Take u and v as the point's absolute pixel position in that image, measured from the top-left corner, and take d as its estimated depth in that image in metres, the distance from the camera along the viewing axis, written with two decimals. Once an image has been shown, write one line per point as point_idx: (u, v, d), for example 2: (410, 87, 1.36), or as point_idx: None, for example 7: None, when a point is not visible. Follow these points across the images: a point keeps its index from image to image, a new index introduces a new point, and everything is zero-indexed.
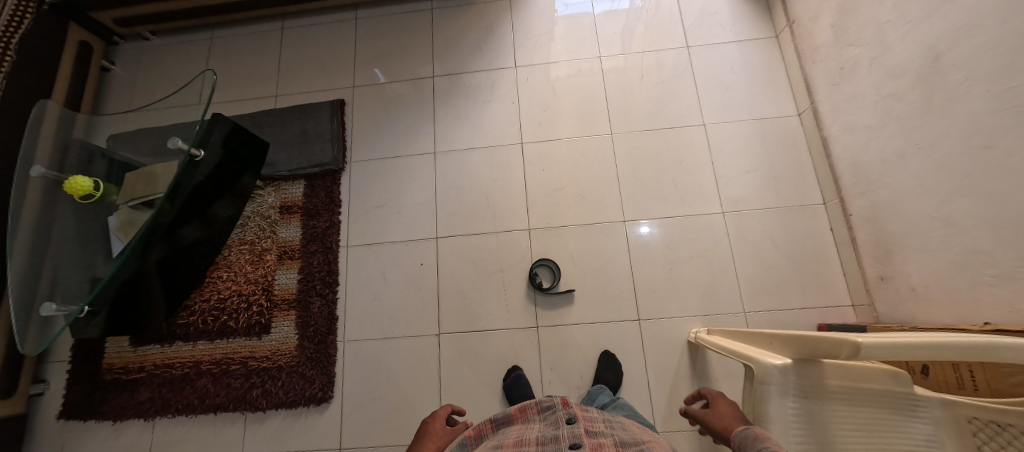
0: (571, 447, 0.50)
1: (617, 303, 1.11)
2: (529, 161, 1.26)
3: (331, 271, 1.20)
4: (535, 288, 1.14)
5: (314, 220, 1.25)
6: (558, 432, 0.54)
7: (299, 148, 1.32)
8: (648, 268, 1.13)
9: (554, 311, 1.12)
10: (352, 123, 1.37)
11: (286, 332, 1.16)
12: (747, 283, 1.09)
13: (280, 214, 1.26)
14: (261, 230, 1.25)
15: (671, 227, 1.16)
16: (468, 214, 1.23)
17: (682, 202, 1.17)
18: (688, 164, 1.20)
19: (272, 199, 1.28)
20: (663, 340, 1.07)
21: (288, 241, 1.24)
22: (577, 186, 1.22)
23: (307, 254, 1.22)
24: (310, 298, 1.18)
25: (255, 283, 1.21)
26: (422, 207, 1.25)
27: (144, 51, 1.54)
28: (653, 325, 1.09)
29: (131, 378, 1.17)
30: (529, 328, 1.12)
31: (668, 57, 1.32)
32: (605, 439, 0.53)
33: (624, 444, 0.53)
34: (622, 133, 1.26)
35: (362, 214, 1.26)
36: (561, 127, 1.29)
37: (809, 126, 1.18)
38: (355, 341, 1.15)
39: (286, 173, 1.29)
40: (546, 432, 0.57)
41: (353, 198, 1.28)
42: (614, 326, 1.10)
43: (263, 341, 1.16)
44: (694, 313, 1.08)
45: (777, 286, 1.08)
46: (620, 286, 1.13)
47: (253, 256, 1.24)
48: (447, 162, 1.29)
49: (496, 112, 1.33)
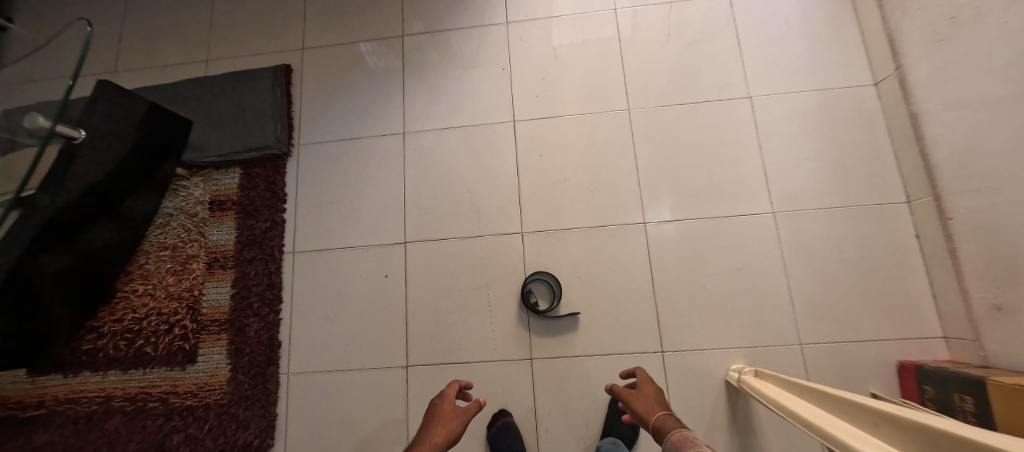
0: None
1: (633, 330, 0.87)
2: (523, 145, 0.99)
3: (272, 285, 0.95)
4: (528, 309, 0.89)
5: (251, 220, 0.99)
6: None
7: (233, 127, 1.04)
8: (675, 285, 0.88)
9: (553, 339, 0.88)
10: (302, 96, 1.09)
11: (217, 362, 0.92)
12: (805, 306, 0.84)
13: (210, 212, 1.00)
14: (186, 232, 1.00)
15: (705, 231, 0.89)
16: (445, 212, 0.97)
17: (719, 199, 0.91)
18: (728, 149, 0.93)
19: (200, 193, 1.02)
20: (692, 380, 0.83)
21: (219, 246, 0.98)
22: (584, 178, 0.95)
23: (243, 264, 0.97)
24: (245, 318, 0.94)
25: (178, 299, 0.96)
26: (388, 203, 0.99)
27: (49, 5, 1.24)
28: (680, 360, 0.84)
29: (26, 417, 0.94)
30: (521, 361, 0.88)
31: (704, 10, 1.03)
32: None
33: None
34: (643, 109, 0.98)
35: (312, 212, 1.00)
36: (565, 101, 1.01)
37: (890, 99, 0.89)
38: (301, 374, 0.91)
39: (216, 159, 1.02)
40: None
41: (301, 191, 1.02)
42: (629, 360, 0.85)
43: (187, 372, 0.93)
44: (734, 345, 0.84)
45: (845, 311, 0.83)
46: (638, 308, 0.87)
47: (175, 264, 0.98)
48: (419, 146, 1.02)
49: (482, 82, 1.05)
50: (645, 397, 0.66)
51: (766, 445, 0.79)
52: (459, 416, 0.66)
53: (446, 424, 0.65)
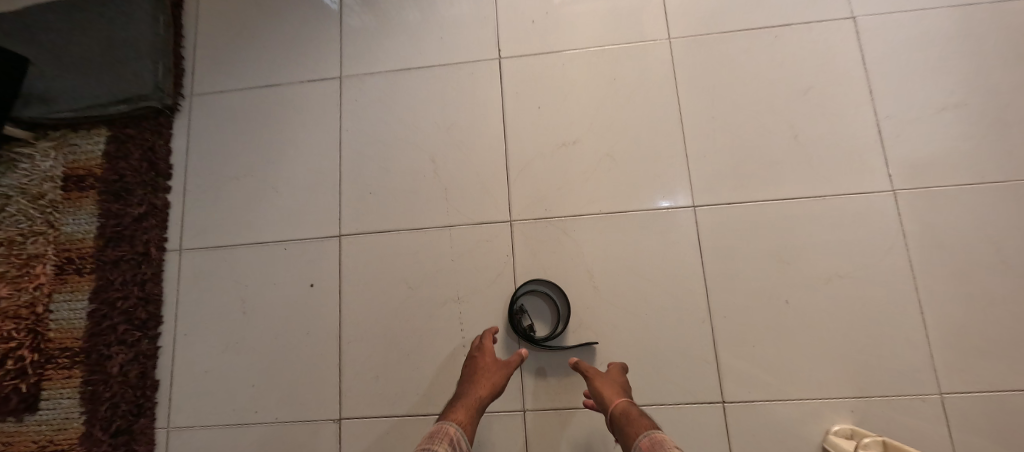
0: None
1: (678, 368, 0.57)
2: (513, 93, 0.68)
3: (148, 298, 0.66)
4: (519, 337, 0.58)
5: (120, 202, 0.68)
6: None
7: (96, 70, 0.72)
8: (742, 300, 0.58)
9: (558, 381, 0.58)
10: (201, 28, 0.77)
11: (65, 410, 0.63)
12: (945, 335, 0.54)
13: (63, 193, 0.69)
14: (26, 221, 0.69)
15: (787, 217, 0.59)
16: (398, 191, 0.67)
17: (807, 170, 0.60)
18: (819, 96, 0.62)
19: (49, 164, 0.71)
20: (773, 448, 0.54)
21: (74, 241, 0.68)
22: (603, 139, 0.65)
23: (105, 267, 0.66)
24: (107, 348, 0.64)
25: (12, 318, 0.66)
26: (316, 178, 0.68)
27: None
28: (753, 416, 0.55)
29: None
30: (510, 413, 0.58)
31: None
32: None
33: None
34: (688, 38, 0.66)
35: (208, 192, 0.70)
36: (573, 29, 0.69)
37: None
38: (188, 429, 0.62)
39: (70, 115, 0.71)
40: None
41: (195, 162, 0.71)
42: (672, 416, 0.56)
43: (24, 425, 0.63)
44: (836, 393, 0.54)
45: (1011, 344, 0.53)
46: (686, 335, 0.57)
47: (11, 268, 0.67)
48: (361, 96, 0.70)
49: (454, 3, 0.73)
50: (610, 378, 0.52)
51: None
52: (501, 369, 0.53)
53: (489, 377, 0.52)
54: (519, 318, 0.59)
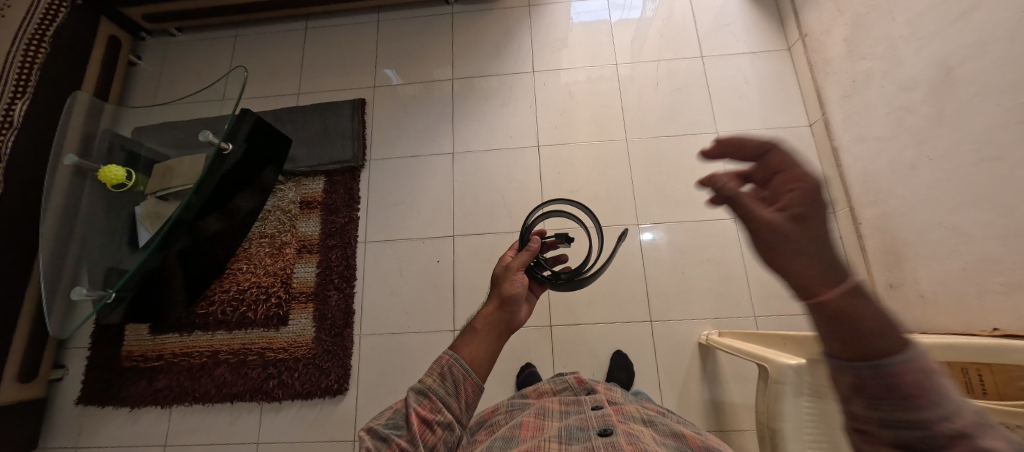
0: (600, 436, 0.44)
1: (629, 304, 1.13)
2: (545, 163, 1.29)
3: (349, 266, 1.23)
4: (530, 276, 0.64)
5: (333, 215, 1.28)
6: (583, 420, 0.49)
7: (320, 144, 1.34)
8: (661, 270, 1.15)
9: (568, 311, 1.14)
10: (372, 122, 1.40)
11: (304, 324, 1.18)
12: (758, 288, 1.12)
13: (300, 209, 1.29)
14: (281, 224, 1.28)
15: (683, 231, 1.18)
16: (485, 213, 1.26)
17: (693, 207, 1.20)
18: (701, 170, 1.23)
19: (293, 194, 1.31)
20: (674, 341, 1.09)
21: (307, 235, 1.27)
22: (593, 188, 1.25)
23: (326, 249, 1.25)
24: (329, 290, 1.21)
25: (274, 275, 1.23)
26: (439, 206, 1.29)
27: (170, 47, 1.58)
28: (664, 326, 1.10)
29: (149, 366, 1.19)
30: (543, 327, 1.13)
31: (682, 66, 1.36)
32: (636, 426, 0.48)
33: (659, 434, 0.47)
34: (635, 139, 1.29)
35: (379, 211, 1.30)
36: (578, 131, 1.32)
37: (820, 136, 1.21)
38: (371, 335, 1.18)
39: (306, 169, 1.32)
40: (569, 424, 0.49)
41: (373, 195, 1.31)
42: (625, 327, 1.11)
43: (280, 332, 1.18)
44: (705, 316, 1.10)
45: (789, 292, 1.10)
46: (634, 287, 1.14)
47: (272, 249, 1.26)
48: (464, 163, 1.32)
49: (514, 114, 1.36)
50: (780, 194, 0.31)
51: (728, 391, 1.04)
52: (509, 280, 0.57)
53: (497, 292, 0.57)
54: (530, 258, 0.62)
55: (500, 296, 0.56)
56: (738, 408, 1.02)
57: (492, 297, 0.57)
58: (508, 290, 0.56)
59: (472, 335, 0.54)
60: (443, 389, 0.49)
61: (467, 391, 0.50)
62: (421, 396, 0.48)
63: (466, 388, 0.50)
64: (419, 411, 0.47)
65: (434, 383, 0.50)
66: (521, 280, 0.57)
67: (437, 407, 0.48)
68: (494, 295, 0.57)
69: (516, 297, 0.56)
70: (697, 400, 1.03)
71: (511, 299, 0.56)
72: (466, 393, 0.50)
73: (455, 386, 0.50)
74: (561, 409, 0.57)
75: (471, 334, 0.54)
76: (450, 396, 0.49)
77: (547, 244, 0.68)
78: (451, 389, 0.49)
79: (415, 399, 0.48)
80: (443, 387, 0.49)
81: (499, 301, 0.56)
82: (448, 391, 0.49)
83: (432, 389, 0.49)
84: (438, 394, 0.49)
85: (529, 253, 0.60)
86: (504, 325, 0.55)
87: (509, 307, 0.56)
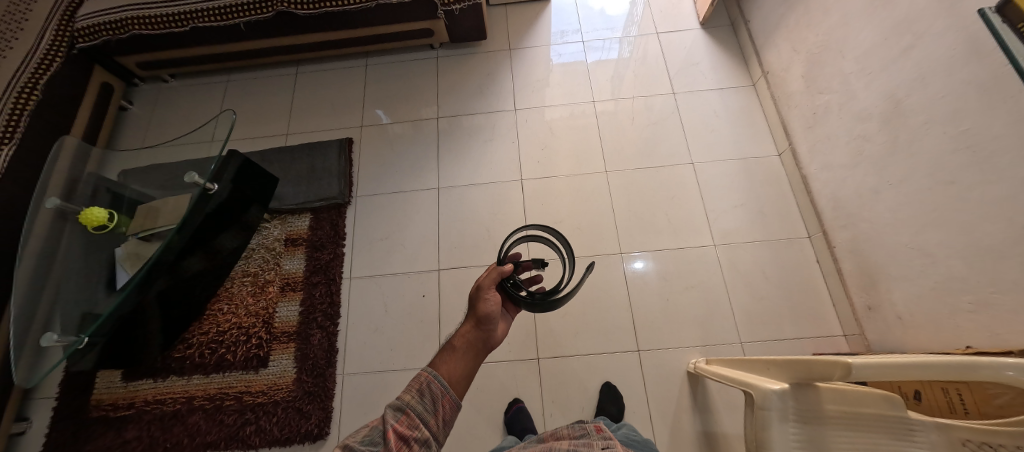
0: None
1: (616, 334, 1.13)
2: (528, 196, 1.32)
3: (332, 303, 1.22)
4: (507, 297, 0.64)
5: (318, 252, 1.28)
6: None
7: (307, 183, 1.37)
8: (645, 298, 1.16)
9: (555, 342, 1.13)
10: (359, 159, 1.43)
11: (285, 365, 1.15)
12: (742, 313, 1.13)
13: (284, 246, 1.29)
14: (265, 262, 1.28)
15: (666, 260, 1.20)
16: (470, 246, 1.27)
17: (674, 235, 1.23)
18: (679, 199, 1.28)
19: (278, 232, 1.32)
20: (661, 369, 1.08)
21: (291, 273, 1.26)
22: (576, 219, 1.28)
23: (310, 286, 1.24)
24: (311, 329, 1.19)
25: (255, 315, 1.21)
26: (425, 240, 1.30)
27: (163, 92, 1.63)
28: (651, 356, 1.10)
29: (119, 415, 1.13)
30: (530, 360, 1.11)
31: (656, 102, 1.43)
32: None
33: None
34: (615, 171, 1.34)
35: (364, 247, 1.30)
36: (559, 164, 1.36)
37: (789, 165, 1.27)
38: (354, 374, 1.14)
39: (292, 206, 1.33)
40: None
41: (359, 231, 1.32)
42: (613, 357, 1.10)
43: (259, 374, 1.15)
44: (691, 344, 1.10)
45: (772, 317, 1.12)
46: (620, 316, 1.14)
47: (255, 288, 1.25)
48: (449, 198, 1.35)
49: (496, 150, 1.41)
50: None
51: (720, 420, 1.02)
52: (482, 299, 0.57)
53: (472, 313, 0.58)
54: (507, 277, 0.64)
55: (475, 316, 0.57)
56: (731, 439, 1.00)
57: (469, 318, 0.58)
58: (482, 309, 0.57)
59: (451, 353, 0.54)
60: (421, 406, 0.48)
61: (445, 409, 0.48)
62: (399, 412, 0.47)
63: (444, 405, 0.48)
64: (396, 428, 0.45)
65: (413, 399, 0.48)
66: (493, 297, 0.58)
67: (415, 424, 0.46)
68: (470, 315, 0.58)
69: (491, 316, 0.56)
70: (689, 432, 1.00)
71: (486, 317, 0.56)
72: (444, 410, 0.48)
73: (433, 403, 0.48)
74: (570, 448, 0.56)
75: (449, 352, 0.54)
76: (428, 413, 0.48)
77: (522, 267, 0.69)
78: (429, 406, 0.48)
79: (392, 416, 0.47)
80: (420, 404, 0.48)
81: (475, 320, 0.57)
82: (426, 408, 0.48)
83: (411, 405, 0.48)
84: (416, 411, 0.48)
85: (500, 273, 0.61)
86: (481, 344, 0.55)
87: (485, 326, 0.56)
